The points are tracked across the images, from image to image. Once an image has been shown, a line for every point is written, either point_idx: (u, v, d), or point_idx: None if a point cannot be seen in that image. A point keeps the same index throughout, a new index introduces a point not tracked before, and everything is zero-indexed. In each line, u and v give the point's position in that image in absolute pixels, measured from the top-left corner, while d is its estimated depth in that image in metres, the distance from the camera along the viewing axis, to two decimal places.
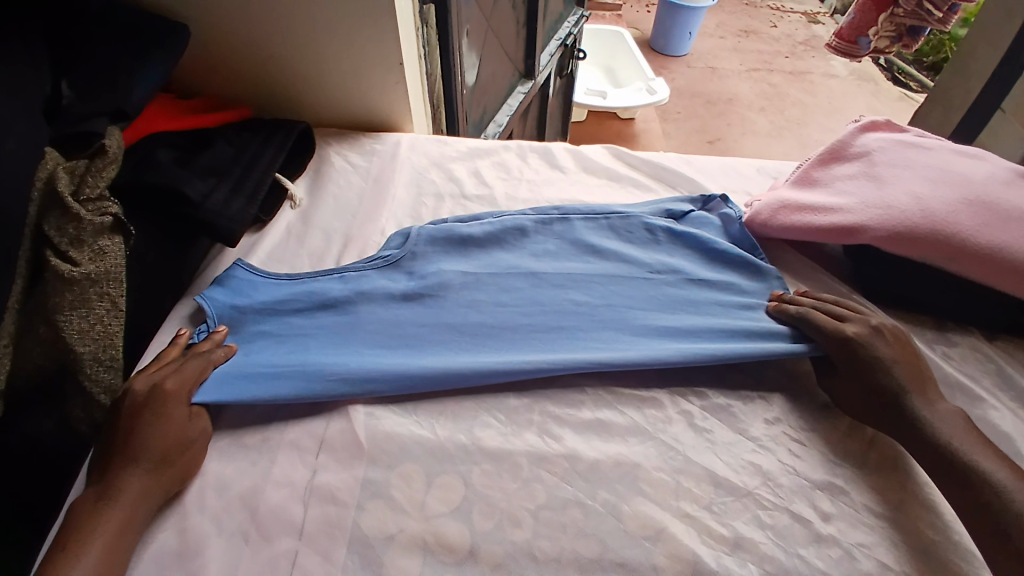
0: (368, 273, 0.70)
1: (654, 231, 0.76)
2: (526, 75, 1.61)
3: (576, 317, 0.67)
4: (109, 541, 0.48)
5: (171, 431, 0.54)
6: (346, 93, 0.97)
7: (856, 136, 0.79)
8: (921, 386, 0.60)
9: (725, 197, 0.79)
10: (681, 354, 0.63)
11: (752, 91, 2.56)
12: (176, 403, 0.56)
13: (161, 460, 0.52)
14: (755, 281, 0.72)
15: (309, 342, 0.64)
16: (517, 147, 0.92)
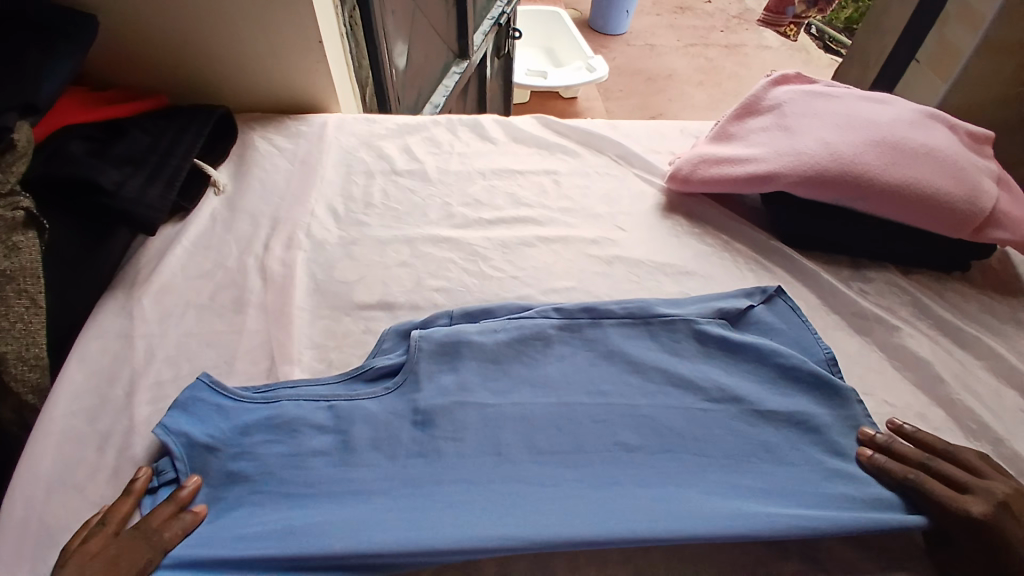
0: (368, 409, 0.58)
1: (707, 341, 0.64)
2: (461, 55, 1.60)
3: (624, 467, 0.54)
4: None
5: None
6: (268, 77, 0.94)
7: (769, 90, 0.82)
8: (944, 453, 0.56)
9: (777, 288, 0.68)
10: (768, 516, 0.49)
11: (690, 66, 2.61)
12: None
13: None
14: (833, 404, 0.59)
15: (285, 510, 0.51)
16: (447, 121, 0.91)
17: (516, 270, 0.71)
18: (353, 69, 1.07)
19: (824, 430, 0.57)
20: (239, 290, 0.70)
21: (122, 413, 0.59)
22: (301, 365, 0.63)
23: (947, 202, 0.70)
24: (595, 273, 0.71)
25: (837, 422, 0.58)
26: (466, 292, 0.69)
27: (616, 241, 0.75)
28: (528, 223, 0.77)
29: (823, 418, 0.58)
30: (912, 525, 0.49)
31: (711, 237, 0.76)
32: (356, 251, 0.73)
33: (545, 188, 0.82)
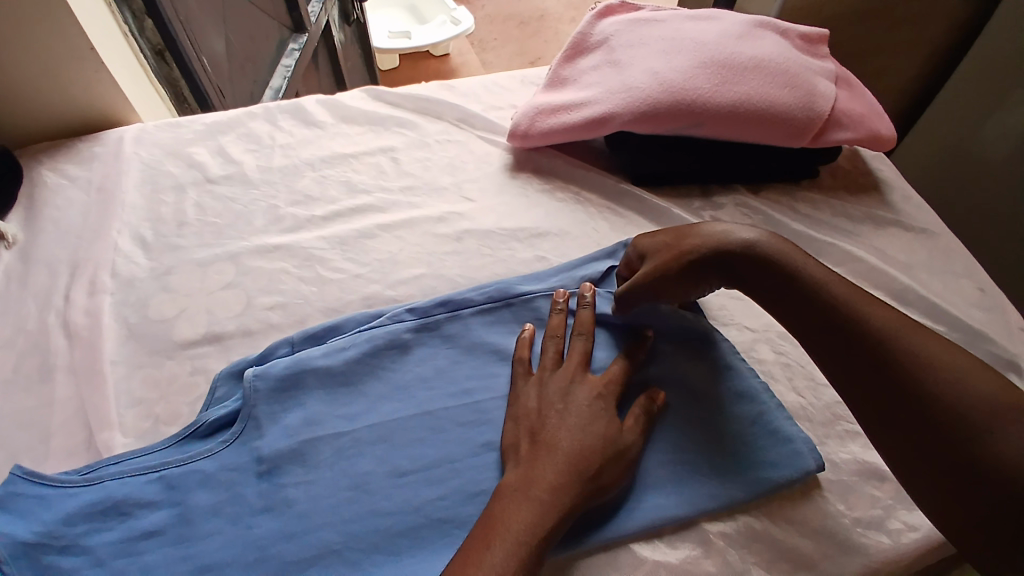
0: (208, 470, 0.51)
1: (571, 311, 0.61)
2: (297, 29, 1.45)
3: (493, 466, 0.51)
4: None
5: (586, 444, 0.47)
6: (41, 96, 0.80)
7: (595, 24, 0.78)
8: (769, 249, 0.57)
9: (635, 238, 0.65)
10: (634, 503, 0.49)
11: (558, 4, 2.53)
12: (562, 449, 0.47)
13: (576, 475, 0.46)
14: (705, 357, 0.57)
15: None
16: (264, 112, 0.82)
17: (358, 266, 0.65)
18: (152, 70, 0.93)
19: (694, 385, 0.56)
20: (42, 355, 0.60)
21: None
22: (123, 427, 0.55)
23: (783, 113, 0.69)
24: (445, 253, 0.66)
25: (708, 367, 0.57)
26: (305, 302, 0.62)
27: (465, 214, 0.70)
28: (368, 212, 0.70)
29: (693, 367, 0.57)
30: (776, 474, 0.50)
31: (563, 191, 0.72)
32: (173, 281, 0.64)
33: (383, 169, 0.75)
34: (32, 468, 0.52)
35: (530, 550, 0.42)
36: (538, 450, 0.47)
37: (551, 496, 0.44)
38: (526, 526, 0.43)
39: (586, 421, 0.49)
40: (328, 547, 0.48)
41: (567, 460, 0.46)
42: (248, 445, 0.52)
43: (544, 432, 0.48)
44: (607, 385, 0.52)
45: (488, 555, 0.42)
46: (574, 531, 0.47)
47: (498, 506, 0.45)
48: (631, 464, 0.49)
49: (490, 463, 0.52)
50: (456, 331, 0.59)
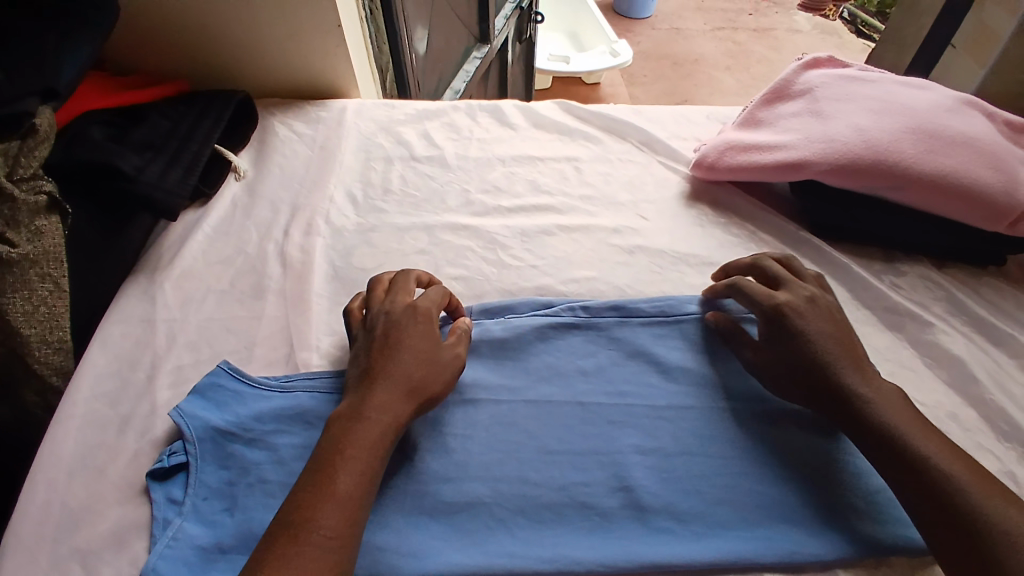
0: None
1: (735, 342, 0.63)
2: (482, 40, 1.57)
3: (637, 466, 0.54)
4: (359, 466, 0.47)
5: (409, 369, 0.53)
6: (288, 61, 0.93)
7: (799, 74, 0.81)
8: (856, 361, 0.55)
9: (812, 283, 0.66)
10: (776, 535, 0.50)
11: (718, 51, 2.53)
12: (399, 370, 0.52)
13: (410, 395, 0.52)
14: None
15: None
16: (466, 107, 0.90)
17: (535, 258, 0.70)
18: (373, 54, 1.06)
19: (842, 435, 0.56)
20: (260, 277, 0.69)
21: (144, 396, 0.59)
22: (320, 350, 0.63)
23: (992, 193, 0.67)
24: (616, 263, 0.70)
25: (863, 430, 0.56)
26: (484, 280, 0.68)
27: (638, 230, 0.73)
28: (547, 211, 0.76)
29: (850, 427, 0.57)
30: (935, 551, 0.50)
31: (737, 227, 0.74)
32: (374, 238, 0.72)
33: (566, 175, 0.80)
34: (236, 366, 0.61)
35: (369, 466, 0.47)
36: (370, 379, 0.52)
37: (385, 416, 0.50)
38: (378, 440, 0.48)
39: (418, 345, 0.54)
40: (479, 499, 0.52)
41: (396, 386, 0.51)
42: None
43: (379, 357, 0.53)
44: (430, 316, 0.57)
45: (339, 467, 0.46)
46: (698, 547, 0.49)
47: (334, 432, 0.49)
48: (453, 373, 0.55)
49: (636, 462, 0.54)
50: (620, 337, 0.63)
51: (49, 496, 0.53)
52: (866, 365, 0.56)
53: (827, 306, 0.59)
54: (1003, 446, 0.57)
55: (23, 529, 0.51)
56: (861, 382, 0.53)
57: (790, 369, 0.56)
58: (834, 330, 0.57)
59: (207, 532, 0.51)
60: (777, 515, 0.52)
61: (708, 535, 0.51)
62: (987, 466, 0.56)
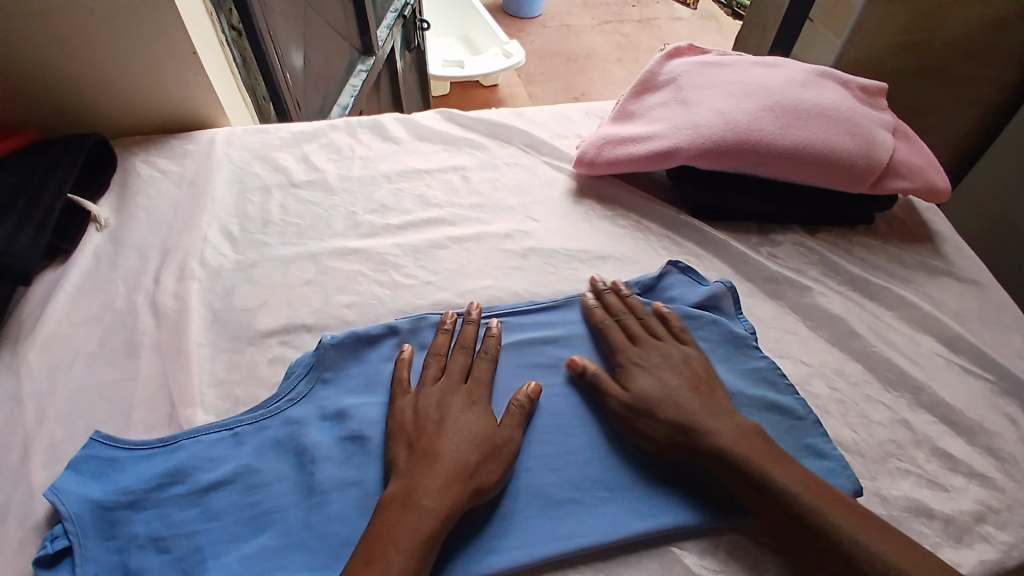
0: (274, 436, 0.55)
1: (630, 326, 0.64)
2: (367, 52, 1.54)
3: (547, 466, 0.54)
4: (439, 519, 0.46)
5: (477, 448, 0.50)
6: (145, 96, 0.87)
7: (663, 65, 0.85)
8: (705, 399, 0.54)
9: (674, 261, 0.69)
10: (692, 501, 0.52)
11: (607, 44, 2.60)
12: (468, 424, 0.52)
13: (466, 475, 0.48)
14: (745, 370, 0.61)
15: (204, 555, 0.48)
16: (346, 125, 0.87)
17: (429, 274, 0.69)
18: (242, 78, 1.00)
19: (735, 389, 0.59)
20: (133, 332, 0.63)
21: (9, 483, 0.53)
22: (205, 405, 0.58)
23: (843, 159, 0.72)
24: (512, 268, 0.69)
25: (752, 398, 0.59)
26: (378, 303, 0.66)
27: (530, 233, 0.73)
28: (440, 224, 0.74)
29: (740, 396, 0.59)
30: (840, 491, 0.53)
31: (625, 219, 0.76)
32: (258, 274, 0.68)
33: (454, 186, 0.79)
34: (112, 434, 0.56)
35: (426, 555, 0.45)
36: (417, 460, 0.49)
37: (440, 502, 0.47)
38: (438, 524, 0.46)
39: (476, 421, 0.52)
40: None
41: (457, 457, 0.49)
42: (317, 401, 0.57)
43: (424, 440, 0.51)
44: (485, 394, 0.56)
45: (383, 547, 0.44)
46: (609, 524, 0.50)
47: (384, 519, 0.46)
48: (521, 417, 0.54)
49: (553, 454, 0.54)
50: (520, 343, 0.61)
51: None
52: (721, 404, 0.55)
53: (682, 359, 0.58)
54: (892, 395, 0.62)
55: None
56: (721, 432, 0.52)
57: (640, 416, 0.54)
58: (687, 379, 0.56)
59: None
60: (677, 476, 0.54)
61: (611, 500, 0.52)
62: (878, 417, 0.60)
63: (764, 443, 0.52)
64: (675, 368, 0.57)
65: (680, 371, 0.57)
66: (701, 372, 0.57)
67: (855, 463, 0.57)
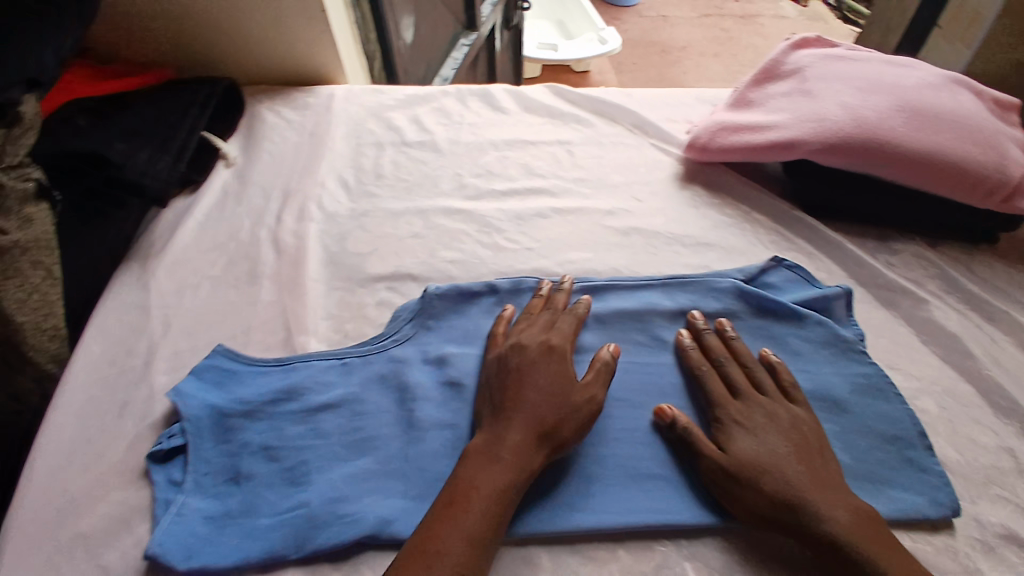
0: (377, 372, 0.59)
1: (730, 313, 0.63)
2: (470, 26, 1.56)
3: (633, 439, 0.55)
4: (515, 469, 0.47)
5: (557, 403, 0.51)
6: (274, 50, 0.92)
7: (788, 54, 0.83)
8: (817, 479, 0.49)
9: (778, 258, 0.68)
10: None
11: (705, 38, 2.52)
12: (546, 383, 0.52)
13: (547, 431, 0.49)
14: (846, 374, 0.60)
15: (307, 471, 0.52)
16: (456, 92, 0.90)
17: (530, 241, 0.70)
18: (360, 40, 1.04)
19: (836, 394, 0.58)
20: (254, 263, 0.68)
21: (141, 383, 0.59)
22: (317, 334, 0.62)
23: (977, 171, 0.68)
24: (613, 244, 0.70)
25: (849, 401, 0.58)
26: (480, 263, 0.68)
27: (632, 212, 0.73)
28: (542, 194, 0.75)
29: (838, 398, 0.58)
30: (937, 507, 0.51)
31: (729, 208, 0.75)
32: (368, 224, 0.72)
33: (559, 158, 0.80)
34: (233, 350, 0.61)
35: (507, 503, 0.47)
36: (499, 413, 0.51)
37: (518, 453, 0.48)
38: (518, 476, 0.47)
39: (560, 374, 0.53)
40: None
41: (536, 412, 0.50)
42: (418, 346, 0.61)
43: (505, 394, 0.52)
44: (567, 350, 0.56)
45: (462, 491, 0.46)
46: (686, 506, 0.51)
47: (466, 466, 0.48)
48: (600, 381, 0.55)
49: (643, 427, 0.55)
50: (616, 317, 0.62)
51: (42, 488, 0.52)
52: (835, 486, 0.49)
53: (789, 421, 0.53)
54: (1004, 423, 0.58)
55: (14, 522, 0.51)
56: (830, 512, 0.47)
57: (732, 478, 0.50)
58: (789, 445, 0.51)
59: (214, 503, 0.51)
60: None
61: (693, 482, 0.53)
62: (986, 442, 0.57)
63: (863, 531, 0.47)
64: (785, 438, 0.52)
65: (784, 438, 0.52)
66: (801, 441, 0.52)
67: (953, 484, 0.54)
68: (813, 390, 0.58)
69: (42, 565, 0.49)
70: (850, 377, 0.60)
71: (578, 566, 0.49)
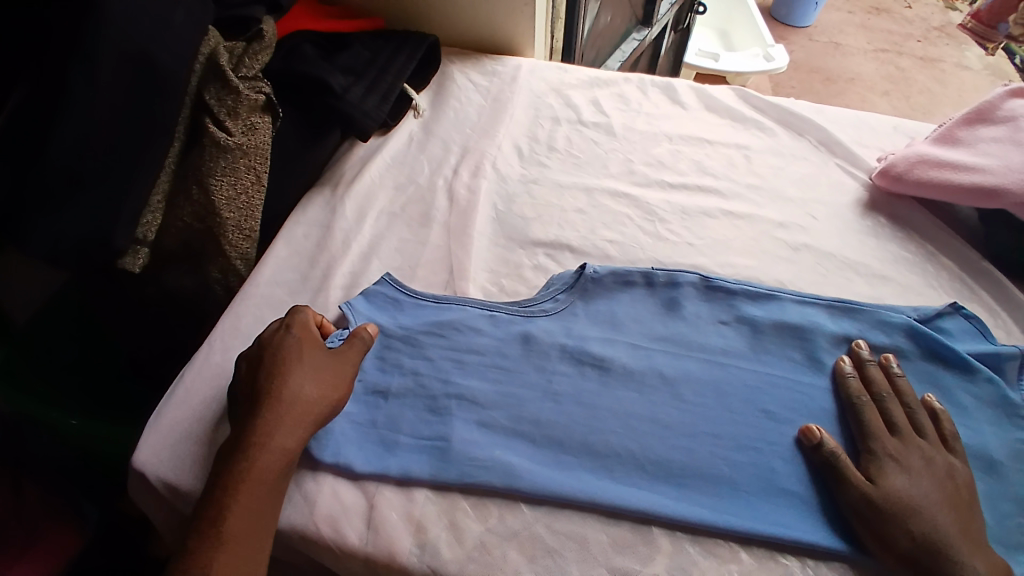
0: (527, 327, 0.61)
1: (897, 353, 0.60)
2: (644, 22, 1.55)
3: (769, 452, 0.53)
4: (279, 467, 0.48)
5: (317, 389, 0.52)
6: (475, 15, 0.96)
7: (1006, 99, 0.76)
8: (967, 532, 0.47)
9: (957, 305, 0.62)
10: None
11: (878, 73, 2.31)
12: (289, 381, 0.51)
13: (314, 409, 0.51)
14: (1017, 443, 0.55)
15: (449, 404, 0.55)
16: (639, 81, 0.90)
17: (693, 237, 0.70)
18: (551, 19, 1.07)
19: (998, 457, 0.54)
20: (428, 206, 0.73)
21: (317, 292, 0.65)
22: (476, 282, 0.66)
23: None
24: (778, 257, 0.68)
25: (1013, 473, 0.53)
26: (638, 249, 0.69)
27: (806, 228, 0.71)
28: (710, 193, 0.74)
29: (1003, 466, 0.54)
30: None
31: (915, 245, 0.70)
32: (535, 190, 0.75)
33: (733, 162, 0.78)
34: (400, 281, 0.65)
35: (276, 483, 0.48)
36: (264, 405, 0.50)
37: (284, 447, 0.49)
38: (279, 467, 0.48)
39: (323, 367, 0.53)
40: (612, 448, 0.53)
41: (300, 412, 0.50)
42: (564, 322, 0.61)
43: (269, 384, 0.51)
44: (347, 352, 0.55)
45: (241, 485, 0.46)
46: (816, 531, 0.50)
47: (234, 460, 0.48)
48: (323, 383, 0.53)
49: (783, 444, 0.54)
50: (774, 329, 0.60)
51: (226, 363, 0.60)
52: (980, 536, 0.48)
53: (944, 468, 0.51)
54: None
55: (196, 379, 0.59)
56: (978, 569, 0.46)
57: (881, 512, 0.48)
58: (943, 494, 0.49)
59: (361, 410, 0.56)
60: None
61: (832, 511, 0.51)
62: None
63: None
64: (939, 484, 0.49)
65: (938, 482, 0.50)
66: (955, 492, 0.50)
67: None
68: (971, 448, 0.54)
69: (211, 422, 0.57)
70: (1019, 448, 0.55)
71: (696, 558, 0.49)
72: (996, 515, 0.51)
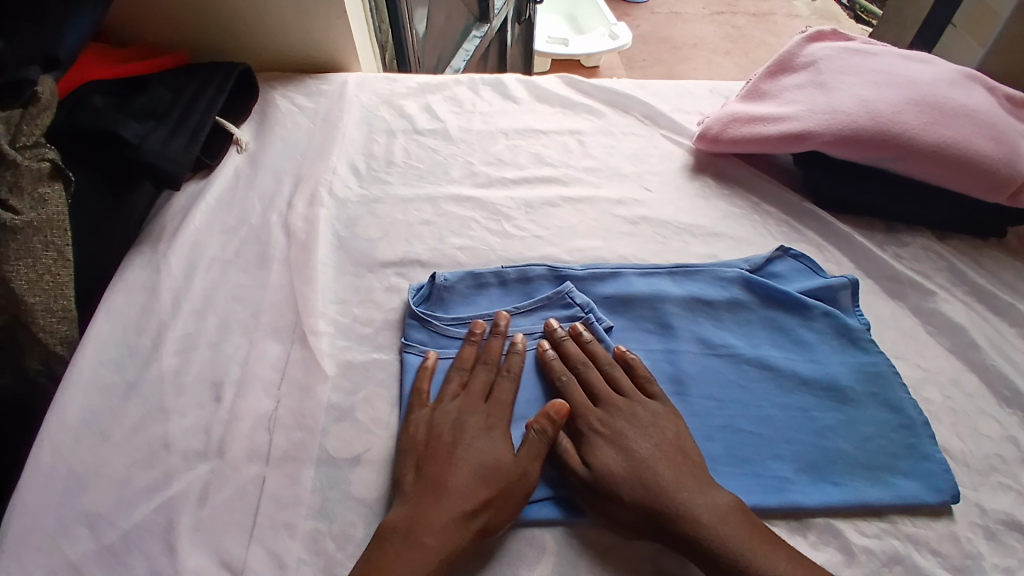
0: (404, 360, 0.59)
1: (737, 304, 0.63)
2: (482, 18, 1.55)
3: None
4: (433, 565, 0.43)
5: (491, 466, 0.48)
6: (289, 36, 0.92)
7: (803, 47, 0.84)
8: (681, 470, 0.48)
9: (784, 248, 0.67)
10: (787, 493, 0.51)
11: (717, 35, 2.47)
12: (462, 460, 0.48)
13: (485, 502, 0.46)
14: (854, 364, 0.60)
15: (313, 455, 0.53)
16: (469, 81, 0.90)
17: (539, 229, 0.70)
18: (375, 29, 1.04)
19: (841, 381, 0.58)
20: (264, 246, 0.68)
21: (148, 364, 0.59)
22: (325, 318, 0.63)
23: (985, 165, 0.69)
24: (620, 233, 0.70)
25: (855, 392, 0.58)
26: (487, 250, 0.68)
27: (642, 201, 0.73)
28: (551, 183, 0.75)
29: (846, 390, 0.58)
30: (940, 501, 0.52)
31: (742, 199, 0.75)
32: (378, 209, 0.73)
33: (570, 148, 0.80)
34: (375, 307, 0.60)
35: None
36: (425, 488, 0.47)
37: (442, 539, 0.44)
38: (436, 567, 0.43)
39: (490, 451, 0.49)
40: None
41: (467, 493, 0.46)
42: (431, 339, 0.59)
43: (434, 465, 0.48)
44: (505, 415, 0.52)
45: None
46: None
47: (383, 550, 0.44)
48: (513, 471, 0.48)
49: None
50: (623, 305, 0.62)
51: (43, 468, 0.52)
52: (699, 472, 0.49)
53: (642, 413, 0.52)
54: (1005, 412, 0.59)
55: (26, 490, 0.51)
56: (693, 497, 0.47)
57: (594, 494, 0.48)
58: (660, 454, 0.49)
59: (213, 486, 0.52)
60: (770, 460, 0.53)
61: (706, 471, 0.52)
62: (989, 431, 0.58)
63: (732, 505, 0.47)
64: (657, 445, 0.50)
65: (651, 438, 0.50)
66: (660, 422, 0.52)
67: (955, 470, 0.55)
68: (817, 378, 0.58)
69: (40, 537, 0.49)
70: (856, 368, 0.59)
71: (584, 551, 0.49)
72: (847, 435, 0.55)
